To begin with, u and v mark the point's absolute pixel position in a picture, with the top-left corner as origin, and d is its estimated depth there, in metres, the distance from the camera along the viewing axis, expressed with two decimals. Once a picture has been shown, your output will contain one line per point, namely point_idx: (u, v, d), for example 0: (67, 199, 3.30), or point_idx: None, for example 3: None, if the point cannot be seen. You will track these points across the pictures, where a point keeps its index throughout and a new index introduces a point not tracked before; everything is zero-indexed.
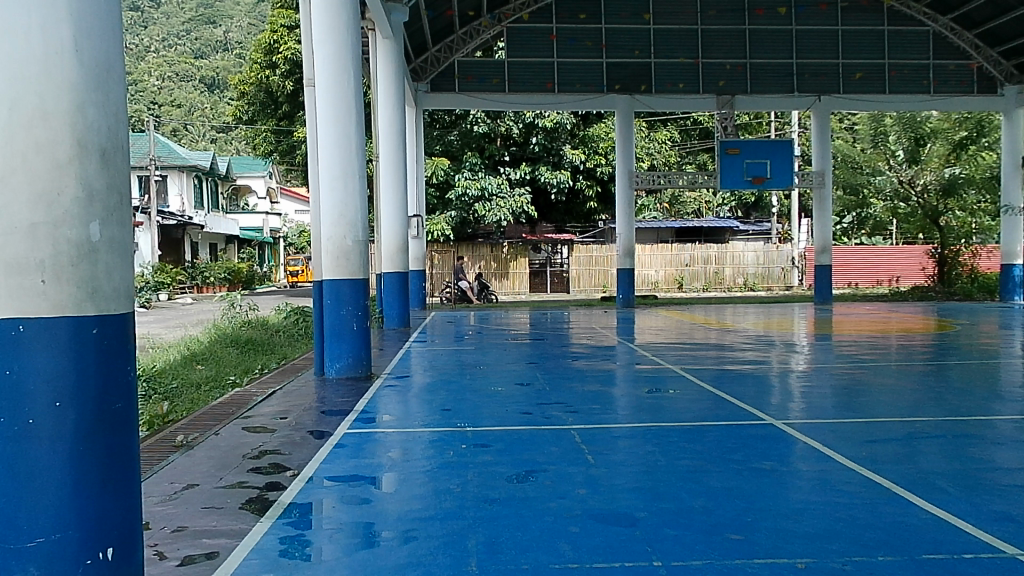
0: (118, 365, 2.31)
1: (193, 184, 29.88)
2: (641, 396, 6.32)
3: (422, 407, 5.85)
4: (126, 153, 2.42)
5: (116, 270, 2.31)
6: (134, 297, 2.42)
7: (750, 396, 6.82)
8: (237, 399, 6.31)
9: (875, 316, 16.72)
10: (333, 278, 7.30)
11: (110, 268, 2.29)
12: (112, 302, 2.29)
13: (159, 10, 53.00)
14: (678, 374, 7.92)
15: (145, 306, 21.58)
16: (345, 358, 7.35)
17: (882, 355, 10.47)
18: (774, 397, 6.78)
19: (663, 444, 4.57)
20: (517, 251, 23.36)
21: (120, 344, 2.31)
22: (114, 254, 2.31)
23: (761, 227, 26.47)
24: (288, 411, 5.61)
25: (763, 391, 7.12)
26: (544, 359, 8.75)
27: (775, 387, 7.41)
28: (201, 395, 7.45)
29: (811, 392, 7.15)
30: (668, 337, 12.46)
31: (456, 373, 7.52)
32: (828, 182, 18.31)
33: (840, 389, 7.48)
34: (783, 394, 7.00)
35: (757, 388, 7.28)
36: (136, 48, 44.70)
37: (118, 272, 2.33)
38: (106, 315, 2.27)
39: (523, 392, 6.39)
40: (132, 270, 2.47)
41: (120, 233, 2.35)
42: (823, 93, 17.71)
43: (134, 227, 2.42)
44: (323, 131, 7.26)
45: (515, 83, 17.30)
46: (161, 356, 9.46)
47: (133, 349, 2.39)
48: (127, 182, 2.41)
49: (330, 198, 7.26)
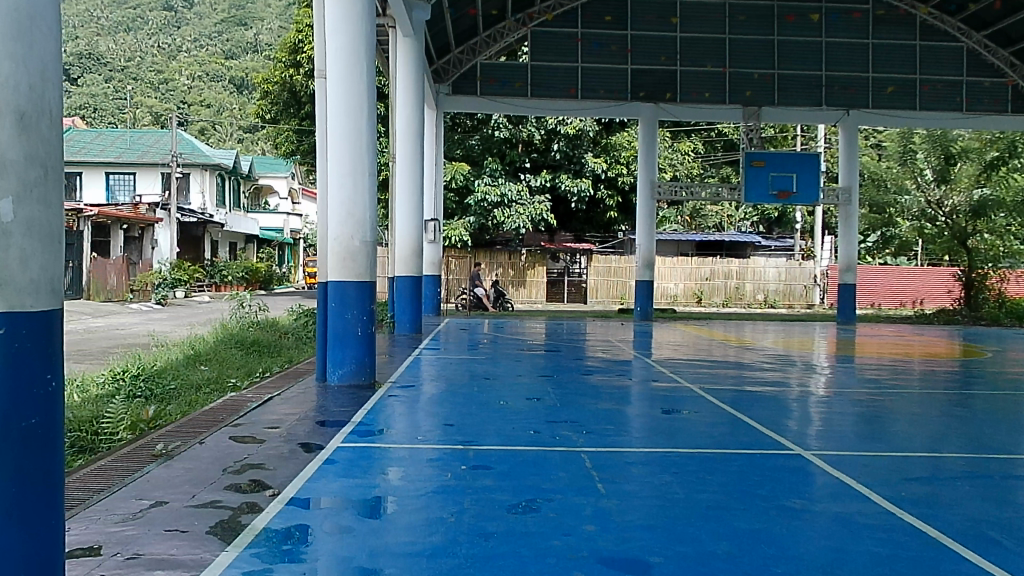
0: (31, 378, 2.28)
1: (215, 182, 29.85)
2: (660, 417, 5.95)
3: (426, 420, 5.51)
4: (59, 126, 2.39)
5: (35, 259, 2.29)
6: (63, 292, 2.40)
7: (772, 420, 6.45)
8: (231, 404, 6.03)
9: (899, 338, 16.21)
10: (338, 279, 7.02)
11: (26, 255, 2.27)
12: (28, 297, 2.28)
13: (193, 11, 53.47)
14: (695, 394, 7.55)
15: (161, 303, 21.49)
16: (348, 365, 7.04)
17: (904, 381, 10.06)
18: (793, 422, 6.43)
19: (681, 473, 4.24)
20: (535, 260, 23.09)
21: (35, 351, 2.29)
22: (32, 238, 2.29)
23: (783, 243, 25.89)
24: (280, 419, 5.36)
25: (781, 415, 6.77)
26: (558, 371, 8.41)
27: (794, 411, 7.05)
28: (197, 398, 7.19)
29: (832, 418, 6.78)
30: (684, 353, 12.09)
31: (466, 385, 7.20)
32: (855, 199, 17.78)
33: (862, 415, 7.10)
34: (803, 419, 6.64)
35: (774, 411, 6.93)
36: (168, 48, 45.11)
37: (37, 262, 2.30)
38: (18, 310, 2.26)
39: (533, 407, 6.06)
40: (65, 259, 2.44)
41: (43, 213, 2.33)
42: (852, 107, 17.22)
43: (62, 210, 2.39)
44: (334, 125, 6.98)
45: (537, 87, 16.99)
46: (163, 354, 9.23)
47: (61, 359, 2.37)
48: (57, 157, 2.38)
49: (339, 195, 6.97)
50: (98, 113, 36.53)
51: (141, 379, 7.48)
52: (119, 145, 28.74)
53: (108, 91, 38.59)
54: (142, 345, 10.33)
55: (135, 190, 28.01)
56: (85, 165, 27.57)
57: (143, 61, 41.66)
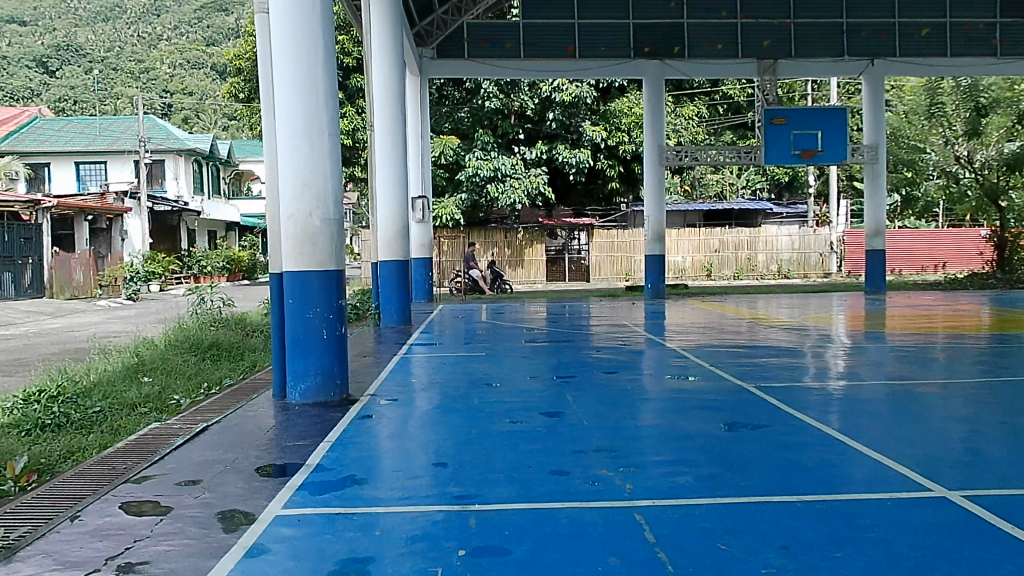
0: None
1: (190, 168, 28.00)
2: (719, 434, 4.48)
3: (415, 456, 4.05)
4: None
5: None
6: None
7: (853, 421, 5.01)
8: (148, 441, 4.52)
9: (928, 307, 14.80)
10: (295, 269, 5.50)
11: None
12: None
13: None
14: (740, 389, 6.06)
15: (133, 298, 19.96)
16: (313, 377, 5.57)
17: (938, 357, 8.69)
18: (859, 421, 4.99)
19: (793, 552, 2.76)
20: (533, 237, 21.49)
21: None
22: None
23: (796, 210, 24.26)
24: (193, 465, 3.88)
25: (844, 410, 5.32)
26: (571, 370, 6.95)
27: (851, 403, 5.60)
28: (126, 425, 5.68)
29: (897, 410, 5.36)
30: (703, 336, 10.66)
31: (461, 394, 5.70)
32: (881, 157, 16.16)
33: (927, 403, 5.68)
34: (871, 414, 5.19)
35: (828, 405, 5.48)
36: (148, 37, 42.92)
37: None
38: None
39: (552, 430, 4.56)
40: None
41: None
42: (876, 56, 15.66)
43: None
44: (278, 71, 5.45)
45: (531, 47, 15.47)
46: (101, 364, 7.69)
47: None
48: None
49: (290, 161, 5.43)
50: (78, 104, 35.01)
51: (57, 403, 5.97)
52: (88, 133, 27.02)
53: (84, 81, 36.62)
54: (77, 352, 8.79)
55: (106, 179, 26.32)
56: (52, 154, 25.87)
57: (123, 50, 39.63)
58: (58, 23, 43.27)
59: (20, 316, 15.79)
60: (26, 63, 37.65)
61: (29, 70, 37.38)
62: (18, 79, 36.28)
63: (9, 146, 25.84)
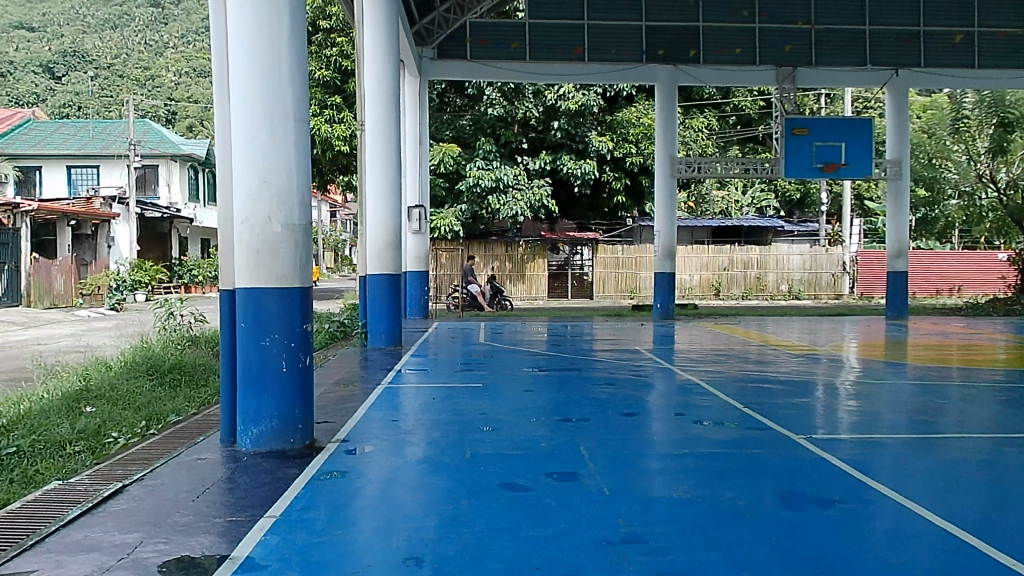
0: None
1: (185, 174, 26.99)
2: (782, 515, 3.47)
3: (383, 542, 3.04)
4: None
5: None
6: None
7: (923, 484, 4.05)
8: (39, 507, 3.50)
9: (950, 334, 13.78)
10: (249, 285, 4.51)
11: None
12: None
13: (181, 7, 49.11)
14: (785, 439, 5.03)
15: (117, 308, 18.98)
16: (268, 419, 4.56)
17: (966, 393, 7.81)
18: (934, 488, 3.99)
19: None
20: (535, 252, 20.52)
21: None
22: None
23: (808, 227, 23.29)
24: (73, 557, 2.88)
25: (912, 471, 4.31)
26: (581, 409, 5.94)
27: (913, 459, 4.61)
28: (45, 469, 4.60)
29: (969, 470, 4.38)
30: (712, 364, 9.74)
31: (452, 443, 4.69)
32: (905, 173, 15.15)
33: (991, 457, 4.72)
34: (946, 478, 4.20)
35: (891, 464, 4.46)
36: (155, 45, 41.95)
37: None
38: None
39: (563, 503, 3.53)
40: None
41: None
42: (900, 66, 14.70)
43: None
44: (233, 41, 4.48)
45: (537, 48, 14.54)
46: (39, 392, 6.61)
47: None
48: None
49: (246, 151, 4.46)
50: (81, 109, 34.05)
51: None
52: (82, 135, 26.10)
53: (87, 88, 35.63)
54: (19, 374, 7.77)
55: (98, 184, 25.36)
56: (44, 157, 24.95)
57: (129, 58, 38.64)
58: (66, 29, 42.21)
59: None
60: (32, 68, 36.78)
61: (36, 76, 36.39)
62: (23, 83, 35.31)
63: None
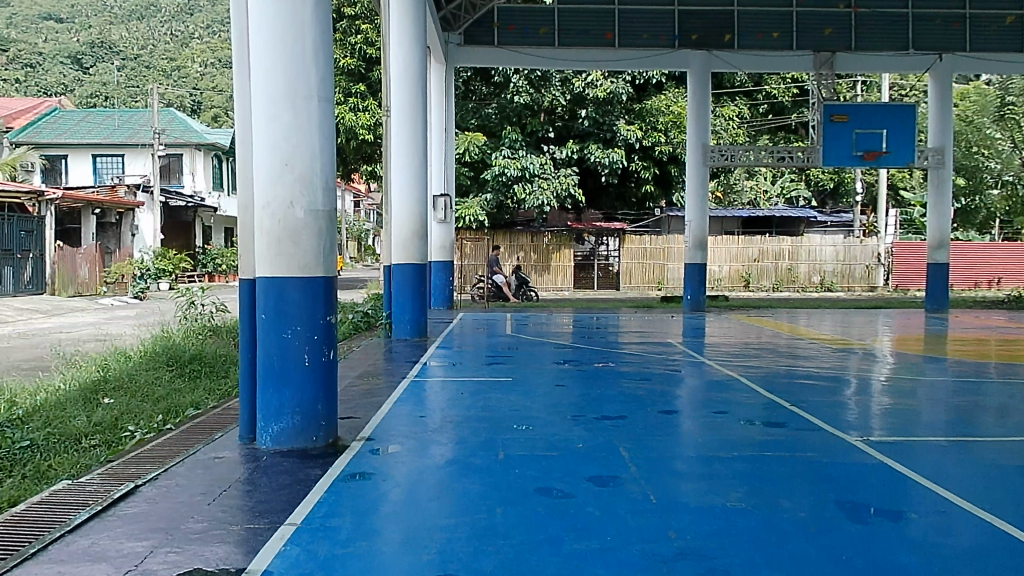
0: None
1: (209, 163, 26.96)
2: (850, 529, 3.14)
3: (413, 556, 2.76)
4: None
5: None
6: None
7: (997, 493, 3.71)
8: (45, 510, 3.27)
9: (990, 327, 13.30)
10: (271, 274, 4.26)
11: None
12: None
13: None
14: (839, 441, 4.70)
15: (140, 296, 18.97)
16: (290, 415, 4.31)
17: (1014, 390, 7.42)
18: (1008, 497, 3.65)
19: None
20: (561, 241, 20.09)
21: None
22: None
23: (841, 218, 22.70)
24: (77, 568, 2.64)
25: (983, 478, 3.96)
26: (617, 407, 5.63)
27: (980, 464, 4.26)
28: (57, 464, 4.39)
29: None
30: (744, 357, 9.42)
31: (483, 443, 4.42)
32: (948, 161, 14.60)
33: None
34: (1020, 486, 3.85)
35: (958, 470, 4.11)
36: (181, 35, 41.99)
37: None
38: None
39: (608, 514, 3.23)
40: None
41: None
42: (945, 50, 14.18)
43: None
44: (253, 14, 4.20)
45: (566, 34, 14.16)
46: (56, 383, 6.42)
47: None
48: None
49: (266, 132, 4.20)
50: (108, 99, 34.16)
51: None
52: (108, 124, 26.15)
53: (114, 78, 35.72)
54: (38, 364, 7.62)
55: (124, 172, 25.41)
56: (70, 146, 25.04)
57: (156, 48, 38.70)
58: (94, 20, 42.38)
59: (14, 315, 14.71)
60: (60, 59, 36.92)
61: (64, 66, 36.55)
62: (51, 74, 35.48)
63: (27, 137, 25.01)
